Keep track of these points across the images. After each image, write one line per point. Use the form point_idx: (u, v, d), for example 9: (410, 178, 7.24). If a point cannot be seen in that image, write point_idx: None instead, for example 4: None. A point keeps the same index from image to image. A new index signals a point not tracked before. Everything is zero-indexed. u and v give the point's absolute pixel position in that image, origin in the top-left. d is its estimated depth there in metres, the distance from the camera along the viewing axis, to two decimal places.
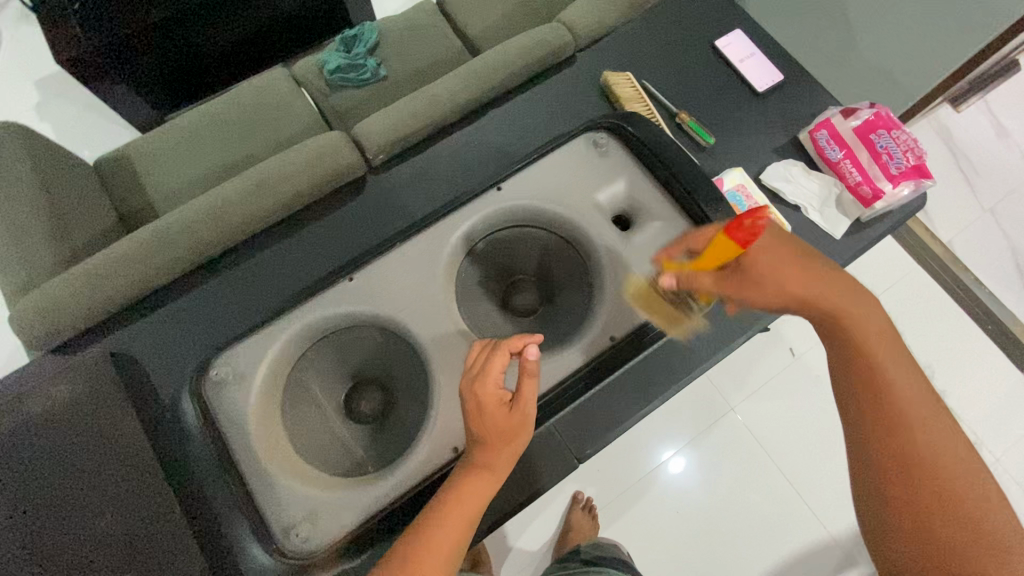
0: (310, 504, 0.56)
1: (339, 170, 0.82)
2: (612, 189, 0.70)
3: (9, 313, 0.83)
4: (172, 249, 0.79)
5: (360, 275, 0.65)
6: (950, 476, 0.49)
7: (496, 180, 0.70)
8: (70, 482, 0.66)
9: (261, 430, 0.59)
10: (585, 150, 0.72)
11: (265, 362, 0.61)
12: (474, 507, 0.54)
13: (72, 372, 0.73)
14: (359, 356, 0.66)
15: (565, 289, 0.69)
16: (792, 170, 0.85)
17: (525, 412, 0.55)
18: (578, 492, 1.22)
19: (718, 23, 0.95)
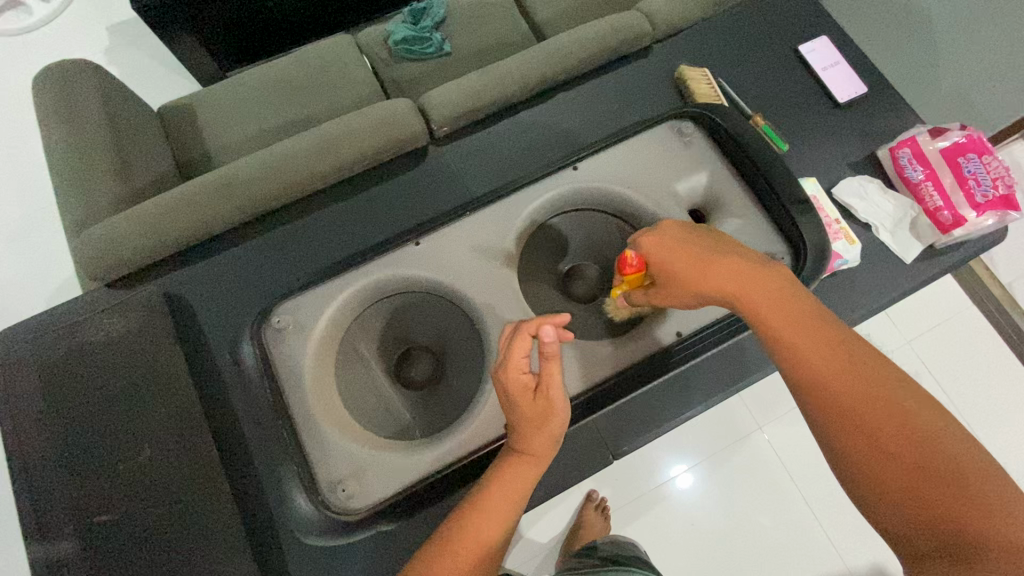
0: (358, 461, 0.57)
1: (404, 137, 0.82)
2: (692, 180, 0.69)
3: (71, 245, 0.85)
4: (235, 196, 0.80)
5: (424, 241, 0.66)
6: (910, 425, 0.45)
7: (573, 160, 0.70)
8: (116, 413, 0.71)
9: (315, 382, 0.60)
10: (668, 138, 0.72)
11: (326, 317, 0.62)
12: (517, 490, 0.53)
13: (129, 308, 0.76)
14: (416, 322, 0.66)
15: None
16: (867, 187, 0.81)
17: (552, 397, 0.52)
18: (593, 491, 1.19)
19: (803, 28, 0.91)
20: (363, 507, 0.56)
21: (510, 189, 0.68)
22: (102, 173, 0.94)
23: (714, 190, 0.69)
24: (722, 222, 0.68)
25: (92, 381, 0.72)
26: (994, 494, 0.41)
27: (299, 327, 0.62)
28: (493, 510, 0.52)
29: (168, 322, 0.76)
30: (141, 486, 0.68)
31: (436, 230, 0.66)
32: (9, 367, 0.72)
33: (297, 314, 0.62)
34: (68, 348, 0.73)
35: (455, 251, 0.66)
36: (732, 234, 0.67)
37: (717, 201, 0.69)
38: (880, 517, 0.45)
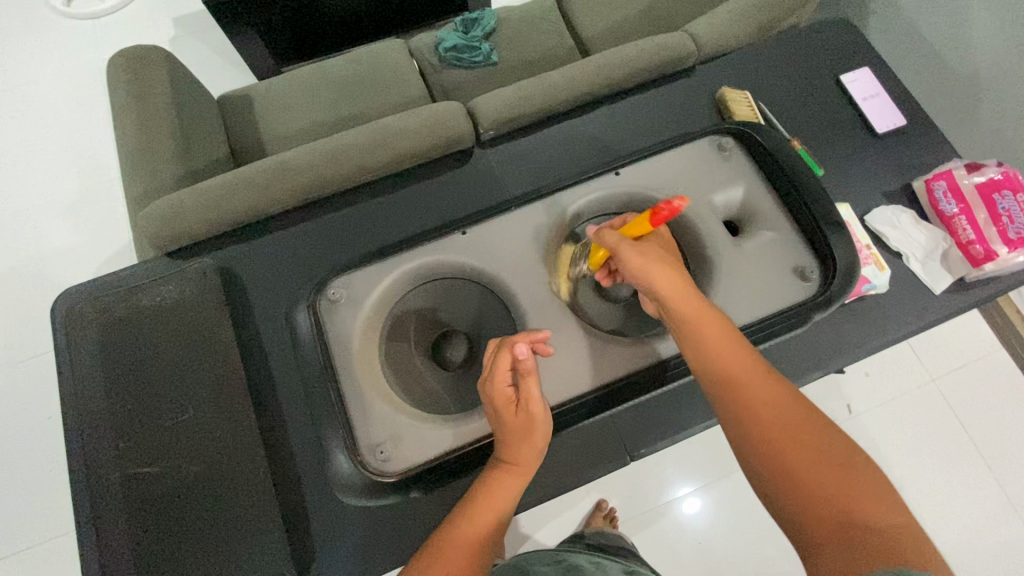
0: (395, 427, 0.61)
1: (453, 136, 0.86)
2: (727, 193, 0.72)
3: (137, 215, 0.92)
4: (292, 180, 0.85)
5: (469, 232, 0.70)
6: (809, 435, 0.51)
7: (614, 166, 0.73)
8: (162, 372, 0.76)
9: (362, 352, 0.64)
10: (707, 152, 0.74)
11: (374, 296, 0.67)
12: (505, 500, 0.57)
13: (183, 275, 0.81)
14: (455, 308, 0.70)
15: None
16: (900, 217, 0.82)
17: (531, 412, 0.56)
18: (602, 501, 1.20)
19: (846, 59, 0.93)
20: (396, 471, 0.60)
21: (553, 190, 0.72)
22: (166, 152, 1.01)
23: (749, 204, 0.72)
24: (756, 235, 0.70)
25: (143, 341, 0.77)
26: (872, 493, 0.47)
27: (351, 300, 0.67)
28: (482, 517, 0.55)
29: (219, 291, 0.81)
30: (181, 440, 0.73)
31: (481, 223, 0.71)
32: (72, 324, 0.78)
33: (349, 287, 0.67)
34: (125, 309, 0.78)
35: (496, 245, 0.69)
36: (765, 247, 0.69)
37: (751, 214, 0.72)
38: (790, 522, 0.48)
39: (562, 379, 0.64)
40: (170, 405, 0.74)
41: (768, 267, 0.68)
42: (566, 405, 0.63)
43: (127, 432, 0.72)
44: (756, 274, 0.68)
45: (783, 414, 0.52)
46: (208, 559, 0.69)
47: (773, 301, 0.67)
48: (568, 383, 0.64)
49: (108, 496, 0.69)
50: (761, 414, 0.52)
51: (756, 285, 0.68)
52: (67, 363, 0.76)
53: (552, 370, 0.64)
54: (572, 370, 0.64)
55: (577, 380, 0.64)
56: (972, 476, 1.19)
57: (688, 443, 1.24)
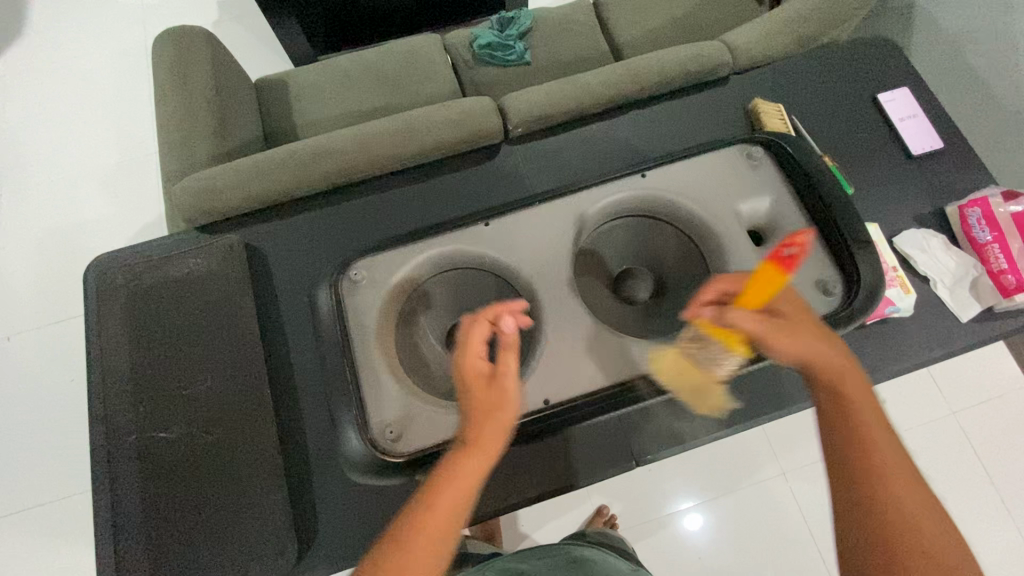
0: (405, 409, 0.62)
1: (482, 130, 0.87)
2: (753, 204, 0.72)
3: (172, 189, 0.94)
4: (322, 163, 0.86)
5: (493, 225, 0.71)
6: (917, 529, 0.46)
7: (639, 168, 0.73)
8: (184, 342, 0.78)
9: (379, 333, 0.65)
10: (736, 161, 0.74)
11: (393, 281, 0.68)
12: (470, 481, 0.52)
13: (210, 249, 0.83)
14: (468, 300, 0.70)
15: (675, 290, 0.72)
16: (930, 241, 0.81)
17: (503, 385, 0.55)
18: (604, 506, 1.19)
19: (886, 77, 0.92)
20: (404, 453, 0.61)
21: (578, 188, 0.73)
22: (204, 130, 1.03)
23: (774, 215, 0.71)
24: (779, 246, 0.69)
25: (168, 311, 0.80)
26: None
27: (372, 283, 0.68)
28: (442, 500, 0.51)
29: (246, 270, 0.83)
30: (195, 409, 0.75)
31: (504, 216, 0.71)
32: (103, 292, 0.81)
33: (370, 269, 0.68)
34: (154, 278, 0.81)
35: (518, 239, 0.70)
36: None
37: (776, 225, 0.71)
38: None
39: (574, 376, 0.64)
40: (189, 375, 0.77)
41: (788, 279, 0.68)
42: (577, 402, 0.63)
43: (147, 397, 0.75)
44: None
45: (899, 502, 0.47)
46: (209, 528, 0.71)
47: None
48: (579, 380, 0.64)
49: (124, 457, 0.72)
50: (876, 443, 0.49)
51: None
52: (97, 326, 0.79)
53: (565, 366, 0.65)
54: (585, 368, 0.64)
55: (589, 377, 0.64)
56: (987, 513, 1.16)
57: (693, 456, 1.22)
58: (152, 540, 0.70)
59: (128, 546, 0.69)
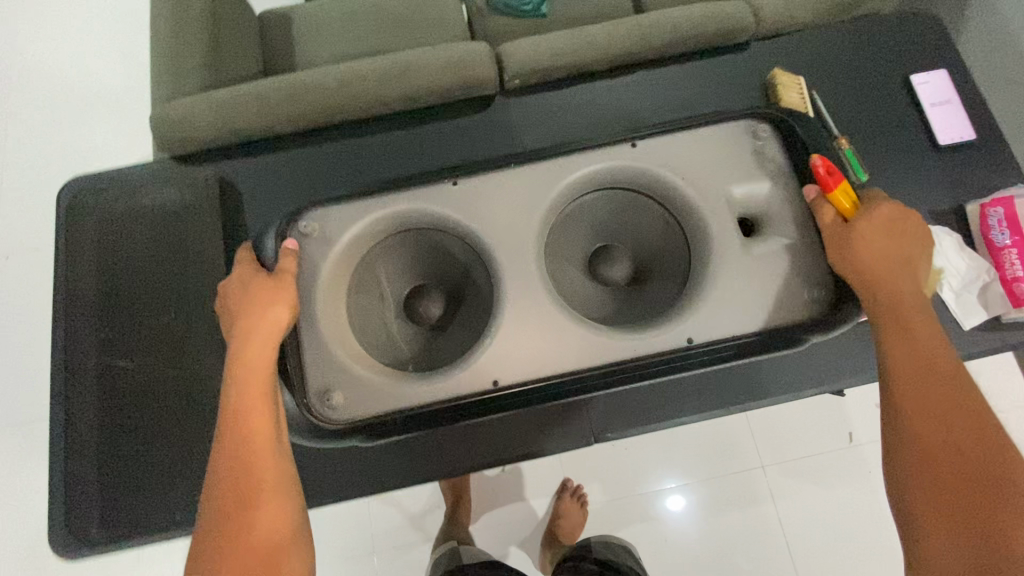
0: (346, 376, 0.60)
1: (475, 80, 0.81)
2: (747, 186, 0.66)
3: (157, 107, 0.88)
4: (301, 99, 0.81)
5: (465, 184, 0.67)
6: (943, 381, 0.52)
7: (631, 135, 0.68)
8: (146, 274, 0.77)
9: (327, 290, 0.63)
10: (737, 137, 0.68)
11: (350, 232, 0.64)
12: (258, 409, 0.55)
13: (178, 179, 0.80)
14: (435, 264, 0.69)
15: (652, 277, 0.68)
16: (943, 241, 0.74)
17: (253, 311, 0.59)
18: (568, 479, 1.16)
19: (924, 57, 0.84)
20: (340, 421, 0.60)
21: (561, 151, 0.67)
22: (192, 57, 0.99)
23: (767, 202, 0.67)
24: (767, 240, 0.65)
25: (133, 242, 0.78)
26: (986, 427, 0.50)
27: (328, 235, 0.64)
28: (247, 420, 0.55)
29: (219, 213, 0.79)
30: (152, 341, 0.74)
31: (479, 176, 0.67)
32: (72, 218, 0.79)
33: (328, 219, 0.65)
34: (120, 207, 0.79)
35: (492, 203, 0.66)
36: (772, 257, 0.64)
37: (768, 215, 0.66)
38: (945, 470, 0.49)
39: (531, 358, 0.61)
40: (149, 308, 0.76)
41: (771, 280, 0.64)
42: (529, 384, 0.61)
43: (108, 327, 0.75)
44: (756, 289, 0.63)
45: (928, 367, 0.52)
46: (162, 463, 0.71)
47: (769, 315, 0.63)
48: (533, 363, 0.61)
49: (82, 384, 0.73)
50: (993, 484, 0.47)
51: (751, 297, 0.63)
52: (63, 252, 0.78)
53: (523, 347, 0.62)
54: (543, 349, 0.61)
55: (544, 361, 0.61)
56: None
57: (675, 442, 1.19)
58: (107, 469, 0.71)
59: (81, 475, 0.70)
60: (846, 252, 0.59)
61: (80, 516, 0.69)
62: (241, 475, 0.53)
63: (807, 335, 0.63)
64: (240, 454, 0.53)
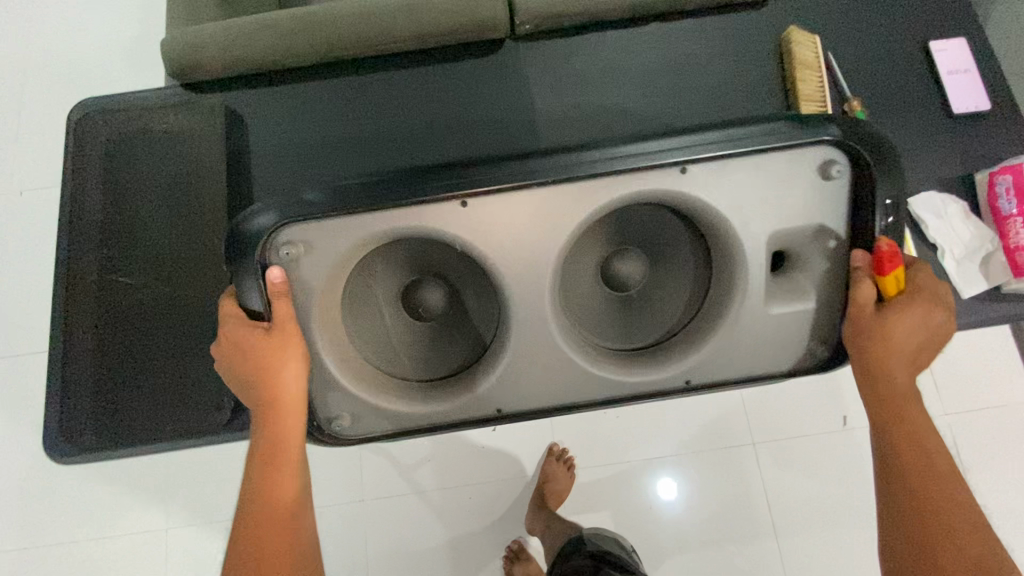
0: (353, 405, 0.56)
1: (484, 25, 0.79)
2: (813, 209, 0.54)
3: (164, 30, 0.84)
4: (306, 35, 0.78)
5: (476, 204, 0.52)
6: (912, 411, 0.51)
7: (688, 151, 0.51)
8: (151, 197, 0.78)
9: (324, 317, 0.54)
10: (812, 158, 0.53)
11: (338, 250, 0.52)
12: (284, 469, 0.53)
13: (187, 107, 0.81)
14: (428, 268, 0.56)
15: (662, 297, 0.59)
16: (948, 207, 0.74)
17: (262, 359, 0.52)
18: (556, 444, 1.01)
19: (945, 24, 0.82)
20: (340, 439, 0.58)
21: (600, 171, 0.51)
22: None
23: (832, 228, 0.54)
24: (790, 283, 0.58)
25: (138, 166, 0.79)
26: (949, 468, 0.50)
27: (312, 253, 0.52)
28: (269, 478, 0.52)
29: (223, 156, 0.79)
30: (154, 263, 0.76)
31: (487, 194, 0.52)
32: (82, 134, 0.80)
33: (309, 236, 0.51)
34: (128, 130, 0.80)
35: (497, 223, 0.52)
36: (796, 302, 0.57)
37: (805, 254, 0.57)
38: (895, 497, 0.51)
39: (544, 381, 0.57)
40: (152, 232, 0.77)
41: (793, 326, 0.58)
42: (527, 413, 0.59)
43: (112, 246, 0.76)
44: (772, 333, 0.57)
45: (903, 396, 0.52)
46: (162, 378, 0.73)
47: (789, 343, 0.58)
48: (545, 386, 0.57)
49: (84, 298, 0.74)
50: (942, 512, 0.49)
51: (775, 330, 0.57)
52: (67, 169, 0.78)
53: (537, 372, 0.57)
54: (552, 367, 0.56)
55: (557, 389, 0.58)
56: None
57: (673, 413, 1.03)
58: (105, 380, 0.73)
59: (79, 385, 0.72)
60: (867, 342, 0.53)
61: (73, 421, 0.71)
62: (261, 543, 0.51)
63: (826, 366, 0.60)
64: (264, 508, 0.52)
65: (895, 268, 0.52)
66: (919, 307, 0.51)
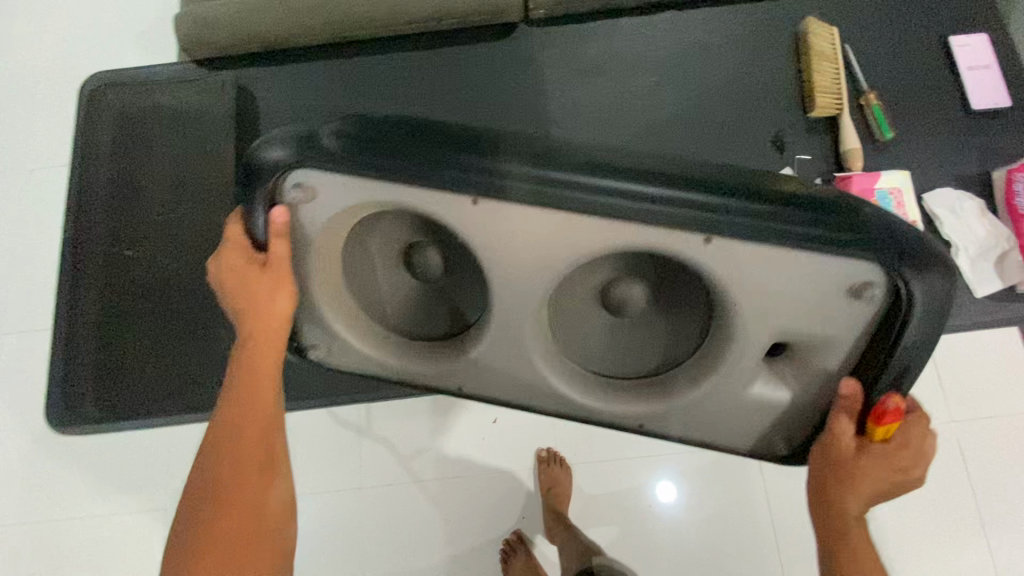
0: (330, 340, 0.54)
1: (500, 8, 0.79)
2: (843, 318, 0.43)
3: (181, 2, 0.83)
4: (322, 12, 0.77)
5: (484, 206, 0.41)
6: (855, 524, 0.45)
7: (711, 221, 0.39)
8: (156, 168, 0.78)
9: (320, 266, 0.49)
10: (853, 271, 0.40)
11: (346, 207, 0.44)
12: (257, 428, 0.46)
13: (197, 82, 0.81)
14: (432, 245, 0.49)
15: (654, 336, 0.51)
16: (963, 205, 0.73)
17: (255, 289, 0.46)
18: (540, 450, 0.83)
19: (968, 19, 0.81)
20: (320, 364, 0.57)
21: (610, 214, 0.40)
22: None
23: (847, 335, 0.44)
24: (787, 370, 0.48)
25: (144, 138, 0.79)
26: None
27: (317, 207, 0.44)
28: (242, 438, 0.46)
29: (233, 128, 0.79)
30: (158, 235, 0.76)
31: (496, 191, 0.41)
32: (95, 106, 0.81)
33: (316, 189, 0.43)
34: (138, 102, 0.81)
35: (504, 223, 0.42)
36: (784, 388, 0.49)
37: (821, 352, 0.46)
38: None
39: (516, 375, 0.53)
40: (158, 204, 0.77)
41: (770, 408, 0.51)
42: (492, 395, 0.56)
43: (117, 215, 0.77)
44: (748, 411, 0.51)
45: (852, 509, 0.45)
46: (160, 349, 0.73)
47: (758, 418, 0.52)
48: (515, 383, 0.53)
49: (89, 267, 0.75)
50: None
51: (752, 406, 0.51)
52: (80, 140, 0.80)
53: (512, 367, 0.52)
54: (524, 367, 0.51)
55: (524, 391, 0.54)
56: None
57: None
58: (105, 349, 0.73)
59: (81, 352, 0.73)
60: (832, 480, 0.46)
61: (77, 392, 0.72)
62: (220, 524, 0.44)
63: (785, 455, 0.54)
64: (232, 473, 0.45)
65: (891, 423, 0.44)
66: (893, 458, 0.44)
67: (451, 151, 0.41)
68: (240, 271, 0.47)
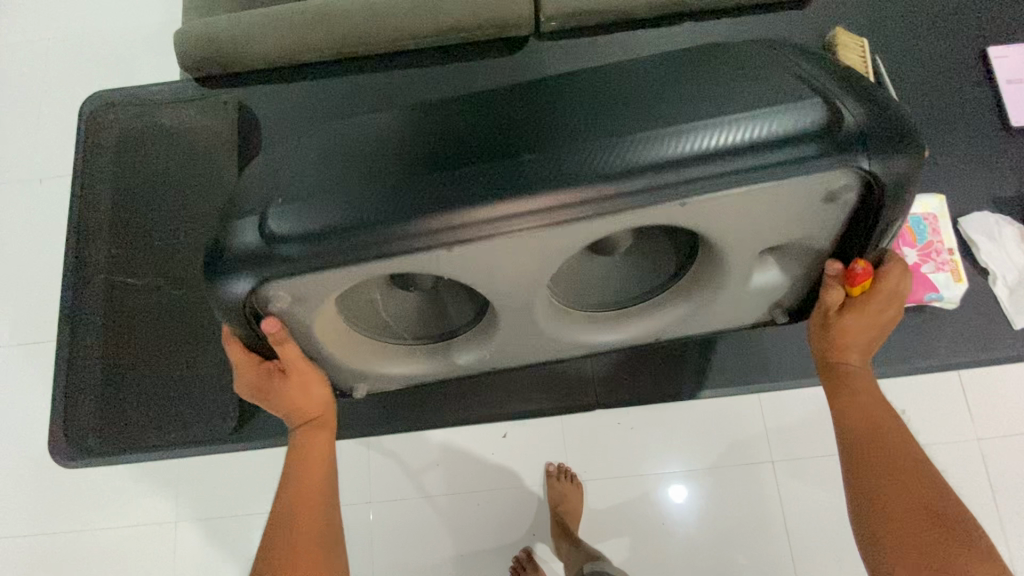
0: (364, 376, 0.56)
1: (509, 23, 0.75)
2: (810, 229, 0.45)
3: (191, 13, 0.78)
4: (325, 32, 0.74)
5: (461, 251, 0.40)
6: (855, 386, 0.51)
7: (689, 189, 0.38)
8: (158, 191, 0.77)
9: (328, 328, 0.49)
10: (824, 187, 0.40)
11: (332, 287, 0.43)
12: (318, 487, 0.53)
13: (201, 103, 0.80)
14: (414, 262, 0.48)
15: (635, 252, 0.52)
16: (1002, 230, 0.69)
17: (290, 383, 0.51)
18: (551, 465, 0.80)
19: (1006, 29, 0.76)
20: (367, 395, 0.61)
21: (591, 203, 0.38)
22: None
23: (827, 233, 0.46)
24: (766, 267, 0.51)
25: (146, 159, 0.78)
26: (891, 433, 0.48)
27: (301, 302, 0.44)
28: (305, 502, 0.52)
29: (235, 150, 0.78)
30: (160, 260, 0.74)
31: (477, 241, 0.40)
32: (97, 128, 0.79)
33: (299, 291, 0.43)
34: (140, 123, 0.79)
35: (494, 265, 0.43)
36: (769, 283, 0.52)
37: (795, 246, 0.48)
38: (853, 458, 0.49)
39: (528, 345, 0.56)
40: (161, 227, 0.75)
41: (765, 298, 0.54)
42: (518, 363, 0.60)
43: (118, 240, 0.75)
44: (735, 309, 0.55)
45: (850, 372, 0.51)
46: (162, 377, 0.71)
47: (755, 306, 0.56)
48: (541, 347, 0.57)
49: (91, 292, 0.74)
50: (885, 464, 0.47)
51: (745, 302, 0.54)
52: (82, 162, 0.78)
53: (527, 346, 0.56)
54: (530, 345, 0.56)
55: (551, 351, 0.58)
56: None
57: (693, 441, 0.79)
58: (108, 377, 0.72)
59: (84, 380, 0.72)
60: (828, 348, 0.52)
61: (81, 421, 0.71)
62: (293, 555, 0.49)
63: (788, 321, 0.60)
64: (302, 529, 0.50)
65: (863, 279, 0.47)
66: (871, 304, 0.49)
67: (404, 207, 0.39)
68: (264, 377, 0.51)
